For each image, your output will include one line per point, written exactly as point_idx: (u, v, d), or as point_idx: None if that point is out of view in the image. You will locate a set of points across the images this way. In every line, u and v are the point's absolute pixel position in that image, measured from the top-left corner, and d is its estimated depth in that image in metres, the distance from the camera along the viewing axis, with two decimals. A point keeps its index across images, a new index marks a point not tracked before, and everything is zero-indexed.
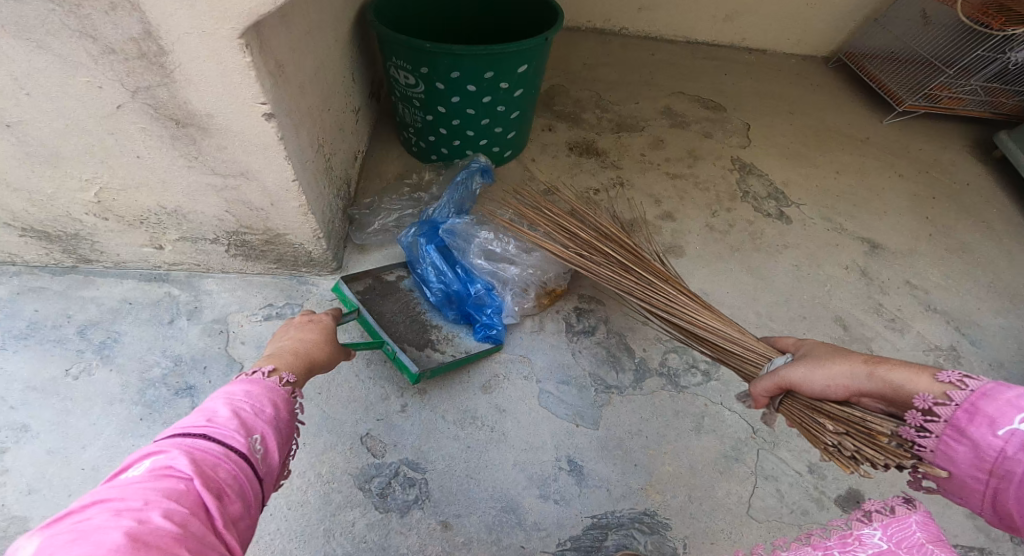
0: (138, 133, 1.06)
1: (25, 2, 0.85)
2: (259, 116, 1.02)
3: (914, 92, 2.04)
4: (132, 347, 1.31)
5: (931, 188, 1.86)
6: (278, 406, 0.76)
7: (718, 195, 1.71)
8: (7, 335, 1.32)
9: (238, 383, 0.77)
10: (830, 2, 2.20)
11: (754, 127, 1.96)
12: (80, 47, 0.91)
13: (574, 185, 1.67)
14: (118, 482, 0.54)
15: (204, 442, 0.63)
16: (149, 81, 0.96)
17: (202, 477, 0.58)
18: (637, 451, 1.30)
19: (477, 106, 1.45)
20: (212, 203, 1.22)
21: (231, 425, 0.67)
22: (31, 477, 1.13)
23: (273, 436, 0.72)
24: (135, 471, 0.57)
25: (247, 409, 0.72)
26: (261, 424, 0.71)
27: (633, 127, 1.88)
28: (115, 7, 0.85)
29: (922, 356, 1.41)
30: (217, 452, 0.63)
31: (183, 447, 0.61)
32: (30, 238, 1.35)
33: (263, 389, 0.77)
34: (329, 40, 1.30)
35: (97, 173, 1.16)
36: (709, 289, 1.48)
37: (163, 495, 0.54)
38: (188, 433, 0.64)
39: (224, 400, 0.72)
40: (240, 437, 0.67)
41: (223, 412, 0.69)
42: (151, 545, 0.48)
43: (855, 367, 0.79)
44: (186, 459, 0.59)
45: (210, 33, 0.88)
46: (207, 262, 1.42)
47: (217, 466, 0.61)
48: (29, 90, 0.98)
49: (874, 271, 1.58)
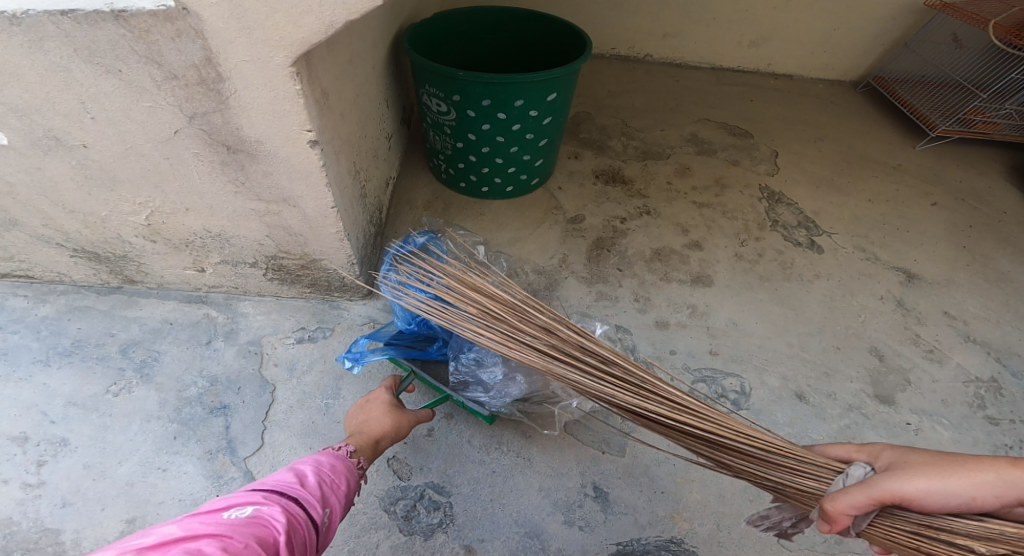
0: (192, 158, 1.11)
1: (98, 28, 0.90)
2: (305, 143, 1.06)
3: (946, 117, 2.02)
4: (171, 367, 1.35)
5: (967, 216, 1.83)
6: (350, 484, 0.88)
7: (746, 224, 1.70)
8: (54, 352, 1.37)
9: (324, 457, 0.90)
10: (858, 25, 2.20)
11: (782, 154, 1.96)
12: (145, 72, 0.96)
13: (601, 214, 1.69)
14: (228, 519, 0.65)
15: (291, 504, 0.75)
16: (206, 107, 1.01)
17: (287, 534, 0.69)
18: (664, 478, 1.28)
19: (507, 133, 1.47)
20: (254, 227, 1.27)
21: (314, 493, 0.79)
22: (67, 490, 1.16)
23: (337, 514, 0.82)
24: (240, 511, 0.68)
25: (326, 483, 0.84)
26: (333, 499, 0.82)
27: (658, 154, 1.90)
28: (181, 35, 0.90)
29: (962, 389, 1.40)
30: (299, 517, 0.74)
31: (276, 504, 0.72)
32: (80, 258, 1.40)
33: (345, 467, 0.90)
34: (368, 68, 1.35)
35: (150, 197, 1.21)
36: (738, 318, 1.48)
37: (258, 541, 0.64)
38: (282, 491, 0.76)
39: (311, 471, 0.85)
40: (318, 507, 0.78)
41: (308, 482, 0.81)
42: None
43: (1003, 471, 0.69)
44: (277, 515, 0.70)
45: (266, 60, 0.93)
46: (245, 285, 1.46)
47: (297, 529, 0.71)
48: (93, 114, 1.04)
49: (909, 301, 1.56)
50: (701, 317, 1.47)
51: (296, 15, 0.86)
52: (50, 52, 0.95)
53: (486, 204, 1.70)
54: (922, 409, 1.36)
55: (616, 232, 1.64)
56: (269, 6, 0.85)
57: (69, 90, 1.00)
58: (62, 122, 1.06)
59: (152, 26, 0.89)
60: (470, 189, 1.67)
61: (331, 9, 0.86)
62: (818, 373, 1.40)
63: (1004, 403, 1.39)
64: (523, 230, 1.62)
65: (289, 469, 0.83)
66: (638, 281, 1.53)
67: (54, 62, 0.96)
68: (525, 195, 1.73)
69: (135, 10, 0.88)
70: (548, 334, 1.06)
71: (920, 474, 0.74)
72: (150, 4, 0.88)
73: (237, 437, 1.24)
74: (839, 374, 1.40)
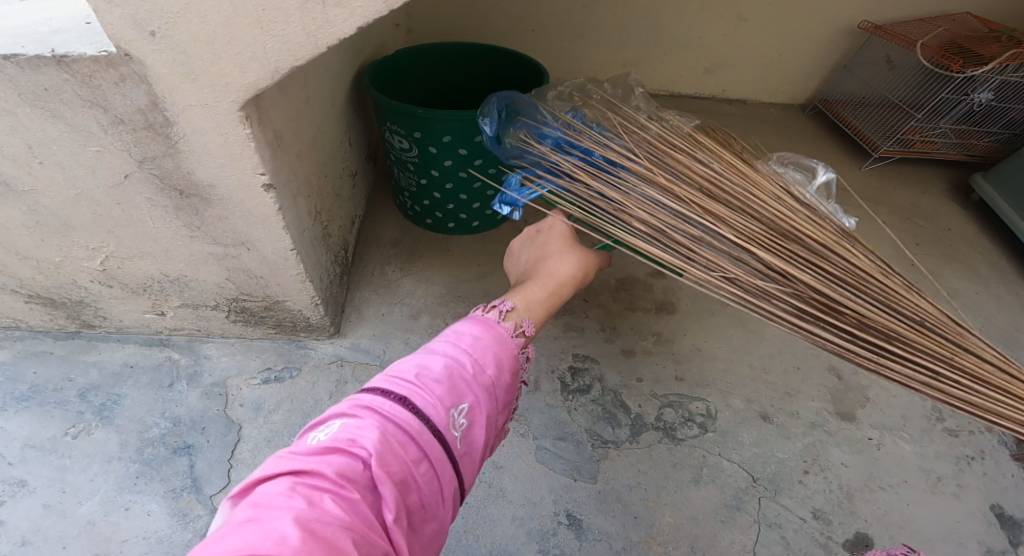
0: (144, 204, 1.11)
1: (41, 72, 0.93)
2: (259, 187, 1.06)
3: (887, 137, 2.13)
4: (132, 410, 1.33)
5: (915, 234, 1.91)
6: (494, 367, 0.78)
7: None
8: (9, 397, 1.33)
9: (467, 331, 0.80)
10: (803, 53, 2.30)
11: None
12: (91, 118, 0.98)
13: None
14: (314, 447, 0.61)
15: (399, 409, 0.67)
16: (156, 151, 1.02)
17: (384, 458, 0.62)
18: (636, 503, 1.27)
19: (470, 169, 1.49)
20: (213, 270, 1.25)
21: (434, 390, 0.71)
22: (25, 529, 1.14)
23: (476, 405, 0.74)
24: (328, 434, 0.63)
25: (459, 372, 0.75)
26: (469, 390, 0.74)
27: None
28: (125, 80, 0.93)
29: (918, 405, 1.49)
30: (410, 426, 0.66)
31: (379, 416, 0.66)
32: (35, 304, 1.36)
33: (490, 343, 0.80)
34: (327, 104, 1.36)
35: (103, 243, 1.19)
36: (701, 345, 1.52)
37: (342, 473, 0.59)
38: (389, 391, 0.70)
39: (448, 352, 0.77)
40: (440, 407, 0.70)
41: (437, 370, 0.73)
42: (315, 533, 0.52)
43: None
44: (374, 431, 0.64)
45: (214, 105, 0.95)
46: (208, 328, 1.44)
47: (403, 446, 0.65)
48: (42, 159, 1.04)
49: None
50: (666, 345, 1.51)
51: (241, 62, 0.91)
52: None
53: (452, 240, 1.72)
54: (883, 425, 1.44)
55: None
56: (213, 53, 0.89)
57: (15, 134, 1.01)
58: (10, 166, 1.05)
59: (95, 71, 0.92)
60: (437, 223, 1.68)
61: (277, 57, 0.90)
62: (781, 394, 1.47)
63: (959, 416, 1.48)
64: (490, 264, 1.65)
65: (416, 357, 0.76)
66: (604, 311, 1.56)
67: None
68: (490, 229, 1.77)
69: (76, 55, 0.90)
70: (753, 257, 0.87)
71: None
72: (93, 50, 0.91)
73: (203, 476, 1.22)
74: (802, 396, 1.47)
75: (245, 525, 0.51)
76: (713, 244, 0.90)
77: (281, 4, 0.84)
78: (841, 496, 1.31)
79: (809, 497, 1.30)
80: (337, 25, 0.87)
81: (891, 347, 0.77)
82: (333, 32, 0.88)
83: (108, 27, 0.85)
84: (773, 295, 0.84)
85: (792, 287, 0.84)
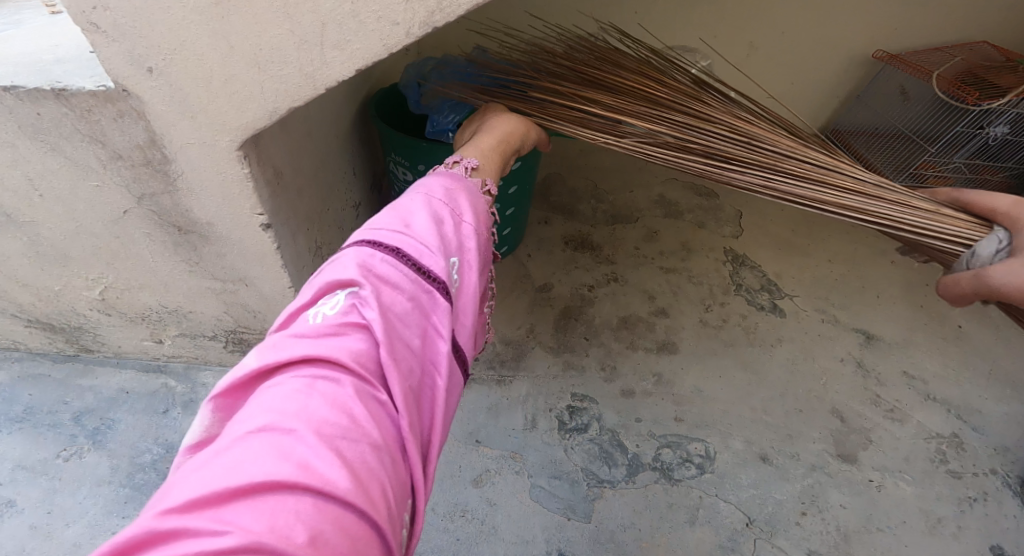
0: (143, 239, 1.10)
1: (40, 105, 0.92)
2: (257, 227, 1.05)
3: (899, 171, 2.11)
4: (126, 434, 1.32)
5: (924, 274, 1.86)
6: (471, 217, 0.82)
7: (711, 289, 1.73)
8: (4, 418, 1.33)
9: (439, 188, 0.83)
10: (814, 87, 2.29)
11: (746, 214, 1.99)
12: (90, 153, 0.98)
13: (569, 282, 1.70)
14: (322, 331, 0.58)
15: (390, 269, 0.67)
16: (154, 188, 1.01)
17: (390, 336, 0.61)
18: (629, 543, 1.24)
19: None
20: (211, 304, 1.24)
21: (425, 244, 0.72)
22: (11, 550, 1.13)
23: (464, 254, 0.77)
24: (329, 315, 0.60)
25: (443, 230, 0.76)
26: (456, 248, 0.76)
27: (627, 218, 1.92)
28: (123, 115, 0.92)
29: (923, 445, 1.44)
30: (409, 281, 0.67)
31: (375, 282, 0.65)
32: (34, 329, 1.36)
33: (459, 194, 0.84)
34: (331, 137, 1.34)
35: (102, 274, 1.18)
36: (703, 385, 1.49)
37: (355, 365, 0.56)
38: (377, 248, 0.69)
39: (427, 207, 0.78)
40: (433, 256, 0.71)
41: (421, 227, 0.74)
42: (340, 436, 0.50)
43: None
44: (374, 300, 0.62)
45: (212, 144, 0.94)
46: (206, 355, 1.42)
47: (405, 319, 0.64)
48: (42, 192, 1.04)
49: (869, 363, 1.59)
50: (667, 386, 1.48)
51: (239, 101, 0.89)
52: None
53: None
54: (884, 466, 1.40)
55: (585, 300, 1.65)
56: (211, 91, 0.88)
57: (16, 166, 1.01)
58: (12, 198, 1.05)
59: (93, 106, 0.91)
60: None
61: (274, 97, 0.89)
62: (780, 435, 1.43)
63: (965, 458, 1.43)
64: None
65: (395, 214, 0.76)
66: (604, 350, 1.54)
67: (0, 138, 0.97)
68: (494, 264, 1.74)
69: (74, 90, 0.90)
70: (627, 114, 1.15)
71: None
72: (92, 84, 0.90)
73: None
74: (801, 437, 1.43)
75: (256, 435, 0.48)
76: (600, 112, 1.15)
77: (278, 44, 0.83)
78: (837, 538, 1.27)
79: (805, 539, 1.26)
80: (335, 67, 0.85)
81: (740, 162, 1.07)
82: (330, 74, 0.86)
83: (106, 63, 0.86)
84: (647, 139, 1.11)
85: (661, 132, 1.11)
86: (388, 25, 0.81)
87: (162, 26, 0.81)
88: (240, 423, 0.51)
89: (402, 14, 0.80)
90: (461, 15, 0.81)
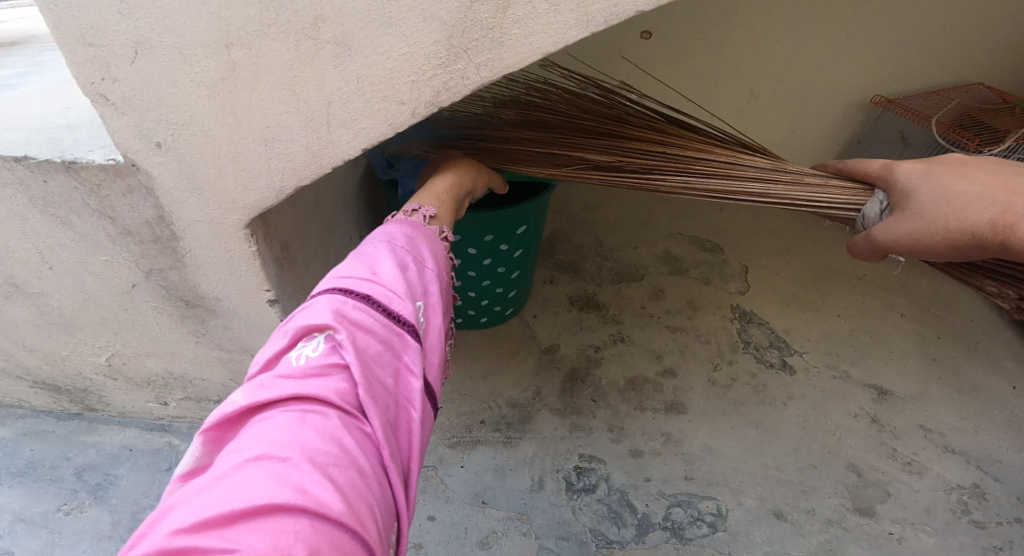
0: (151, 311, 1.11)
1: (51, 179, 0.93)
2: (265, 301, 1.06)
3: None
4: (129, 489, 1.31)
5: (935, 326, 1.80)
6: (433, 265, 0.80)
7: (719, 347, 1.70)
8: (5, 472, 1.34)
9: (400, 232, 0.81)
10: (818, 141, 2.25)
11: (753, 269, 1.96)
12: (100, 228, 0.99)
13: (576, 342, 1.68)
14: (308, 367, 0.58)
15: (363, 315, 0.65)
16: (163, 264, 1.03)
17: (370, 373, 0.61)
18: None
19: (478, 268, 1.45)
20: (216, 371, 1.24)
21: (393, 288, 0.70)
22: None
23: (427, 294, 0.76)
24: (313, 354, 0.60)
25: (409, 271, 0.75)
26: (421, 291, 0.75)
27: (632, 275, 1.90)
28: (132, 190, 0.93)
29: (945, 498, 1.40)
30: (382, 322, 0.66)
31: (349, 326, 0.63)
32: (40, 389, 1.37)
33: (421, 240, 0.82)
34: (338, 206, 1.34)
35: (108, 342, 1.19)
36: (712, 443, 1.47)
37: (343, 399, 0.57)
38: (348, 294, 0.67)
39: (390, 252, 0.76)
40: (404, 301, 0.70)
41: (388, 270, 0.73)
42: (331, 464, 0.51)
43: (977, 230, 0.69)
44: (352, 340, 0.62)
45: (219, 222, 0.95)
46: (209, 416, 1.41)
47: (381, 359, 0.63)
48: (52, 265, 1.06)
49: (883, 417, 1.55)
50: (676, 445, 1.45)
51: (247, 179, 0.90)
52: (7, 200, 0.97)
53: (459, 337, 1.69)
54: (903, 519, 1.36)
55: (591, 362, 1.63)
56: (219, 170, 0.89)
57: (27, 240, 1.02)
58: (22, 271, 1.07)
59: (102, 180, 0.92)
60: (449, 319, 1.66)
61: (281, 174, 0.89)
62: (794, 491, 1.39)
63: (989, 507, 1.39)
64: (495, 362, 1.62)
65: (361, 261, 0.73)
66: (611, 411, 1.51)
67: (12, 212, 0.99)
68: (499, 324, 1.72)
69: (84, 163, 0.91)
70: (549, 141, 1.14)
71: (907, 224, 0.75)
72: (100, 157, 0.91)
73: None
74: (816, 492, 1.39)
75: (254, 463, 0.49)
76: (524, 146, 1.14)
77: (284, 122, 0.84)
78: None
79: None
80: (342, 144, 0.86)
81: (660, 170, 1.06)
82: (336, 152, 0.87)
83: (117, 137, 0.87)
84: (572, 163, 1.12)
85: (585, 154, 1.11)
86: (392, 103, 0.82)
87: (171, 100, 0.82)
88: (234, 454, 0.51)
89: (408, 95, 0.81)
90: (466, 95, 0.81)
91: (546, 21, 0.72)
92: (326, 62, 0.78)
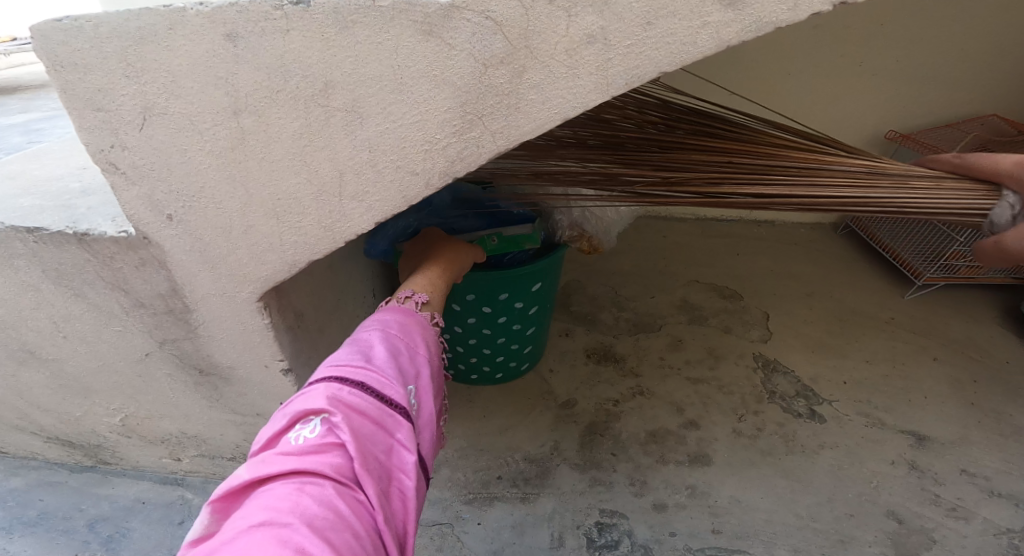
0: (164, 376, 1.10)
1: (63, 249, 0.92)
2: (276, 371, 1.04)
3: (929, 263, 1.97)
4: (140, 543, 1.28)
5: (970, 369, 1.73)
6: (428, 349, 0.76)
7: (743, 398, 1.63)
8: (17, 522, 1.33)
9: (392, 317, 0.77)
10: None
11: (774, 316, 1.91)
12: (112, 299, 0.97)
13: (594, 396, 1.64)
14: (307, 444, 0.56)
15: (360, 395, 0.62)
16: (175, 334, 1.01)
17: (370, 447, 0.58)
18: None
19: (493, 325, 1.43)
20: (230, 433, 1.22)
21: (386, 371, 0.66)
22: None
23: (421, 373, 0.72)
24: (314, 429, 0.58)
25: (400, 353, 0.71)
26: (414, 373, 0.71)
27: (650, 326, 1.87)
28: (145, 263, 0.91)
29: (996, 544, 1.30)
30: (377, 406, 0.62)
31: (346, 404, 0.60)
32: (55, 443, 1.37)
33: (415, 325, 0.78)
34: (353, 268, 1.33)
35: (122, 404, 1.18)
36: (741, 495, 1.39)
37: (342, 473, 0.55)
38: (345, 379, 0.63)
39: (381, 338, 0.73)
40: (397, 384, 0.66)
41: (379, 354, 0.69)
42: (330, 534, 0.49)
43: None
44: (352, 416, 0.59)
45: (233, 295, 0.92)
46: (222, 472, 1.39)
47: (380, 431, 0.60)
48: (66, 333, 1.05)
49: (924, 463, 1.46)
50: (702, 498, 1.38)
51: (260, 254, 0.87)
52: (20, 268, 0.96)
53: (475, 390, 1.67)
54: None
55: (610, 415, 1.58)
56: (231, 245, 0.86)
57: (41, 309, 1.01)
58: (36, 337, 1.07)
59: (115, 252, 0.91)
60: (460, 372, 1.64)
61: (293, 250, 0.85)
62: (832, 542, 1.29)
63: None
64: (512, 417, 1.59)
65: (355, 347, 0.70)
66: (633, 463, 1.46)
67: (26, 281, 0.98)
68: (515, 379, 1.70)
69: (97, 235, 0.89)
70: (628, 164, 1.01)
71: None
72: (113, 229, 0.90)
73: None
74: (855, 542, 1.29)
75: (255, 534, 0.47)
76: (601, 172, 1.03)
77: (297, 196, 0.80)
78: None
79: None
80: (354, 218, 0.81)
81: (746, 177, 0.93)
82: (349, 226, 0.82)
83: (128, 210, 0.84)
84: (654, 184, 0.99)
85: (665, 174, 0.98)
86: (408, 176, 0.77)
87: (180, 169, 0.79)
88: (236, 521, 0.50)
89: (422, 165, 0.75)
90: (483, 164, 0.75)
91: (564, 85, 0.68)
92: (337, 131, 0.74)
